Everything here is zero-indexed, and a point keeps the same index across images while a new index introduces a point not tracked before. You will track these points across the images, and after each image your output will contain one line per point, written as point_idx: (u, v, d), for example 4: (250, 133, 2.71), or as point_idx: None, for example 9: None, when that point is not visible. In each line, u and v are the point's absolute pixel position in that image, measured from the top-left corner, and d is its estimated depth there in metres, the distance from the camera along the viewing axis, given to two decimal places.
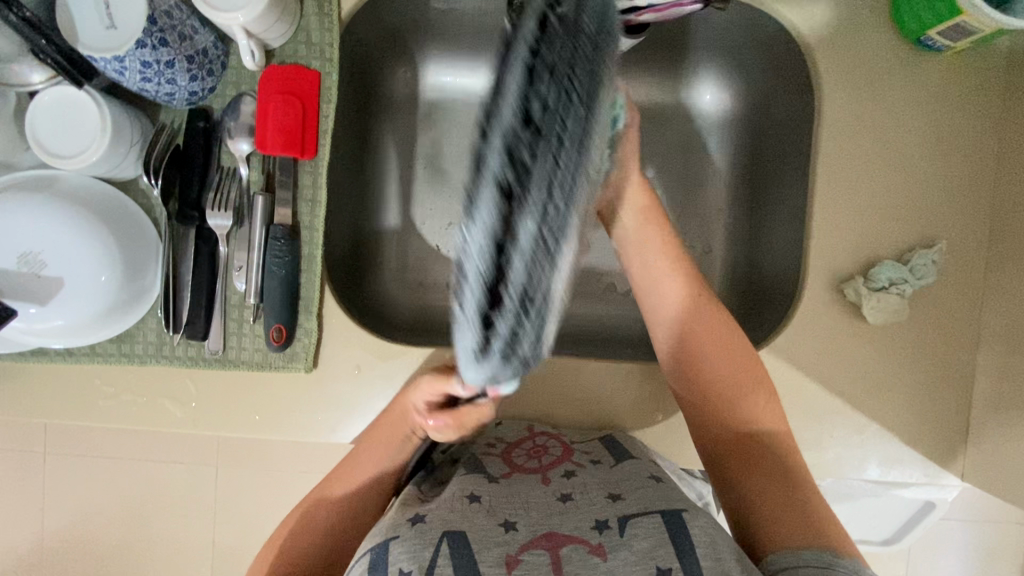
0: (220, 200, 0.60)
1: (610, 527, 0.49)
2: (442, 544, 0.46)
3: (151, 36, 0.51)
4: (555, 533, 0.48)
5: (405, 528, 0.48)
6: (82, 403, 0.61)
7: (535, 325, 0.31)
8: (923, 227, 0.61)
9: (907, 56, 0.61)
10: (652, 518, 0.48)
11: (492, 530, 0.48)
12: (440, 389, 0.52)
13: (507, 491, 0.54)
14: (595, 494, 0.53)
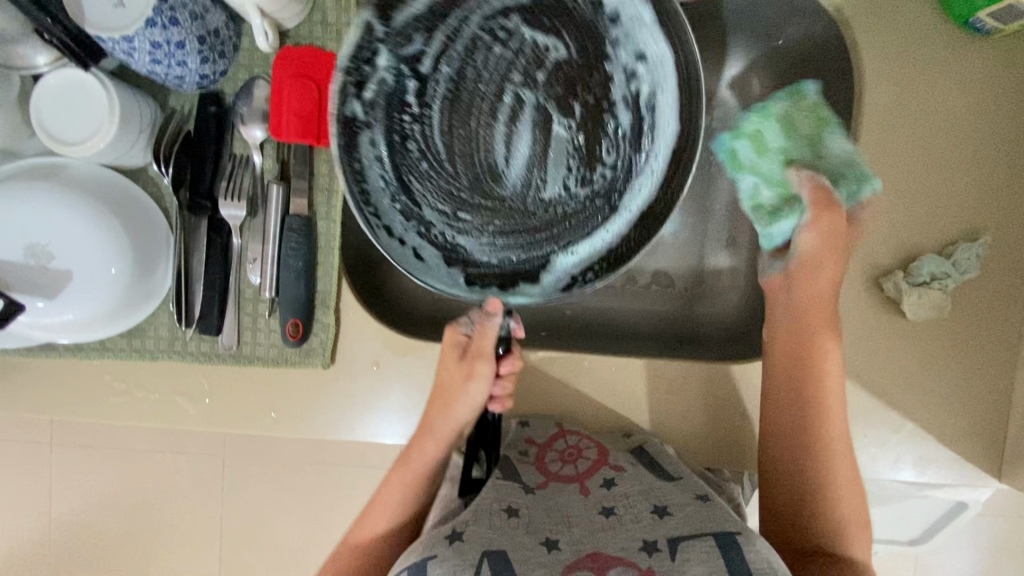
0: (233, 189, 0.57)
1: (659, 551, 0.47)
2: (482, 566, 0.45)
3: (162, 15, 0.48)
4: (600, 553, 0.47)
5: (442, 548, 0.47)
6: (92, 399, 0.60)
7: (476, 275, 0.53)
8: (966, 220, 0.58)
9: (953, 38, 0.58)
10: (704, 542, 0.47)
11: (535, 550, 0.48)
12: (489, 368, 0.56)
13: (545, 505, 0.54)
14: (641, 509, 0.52)
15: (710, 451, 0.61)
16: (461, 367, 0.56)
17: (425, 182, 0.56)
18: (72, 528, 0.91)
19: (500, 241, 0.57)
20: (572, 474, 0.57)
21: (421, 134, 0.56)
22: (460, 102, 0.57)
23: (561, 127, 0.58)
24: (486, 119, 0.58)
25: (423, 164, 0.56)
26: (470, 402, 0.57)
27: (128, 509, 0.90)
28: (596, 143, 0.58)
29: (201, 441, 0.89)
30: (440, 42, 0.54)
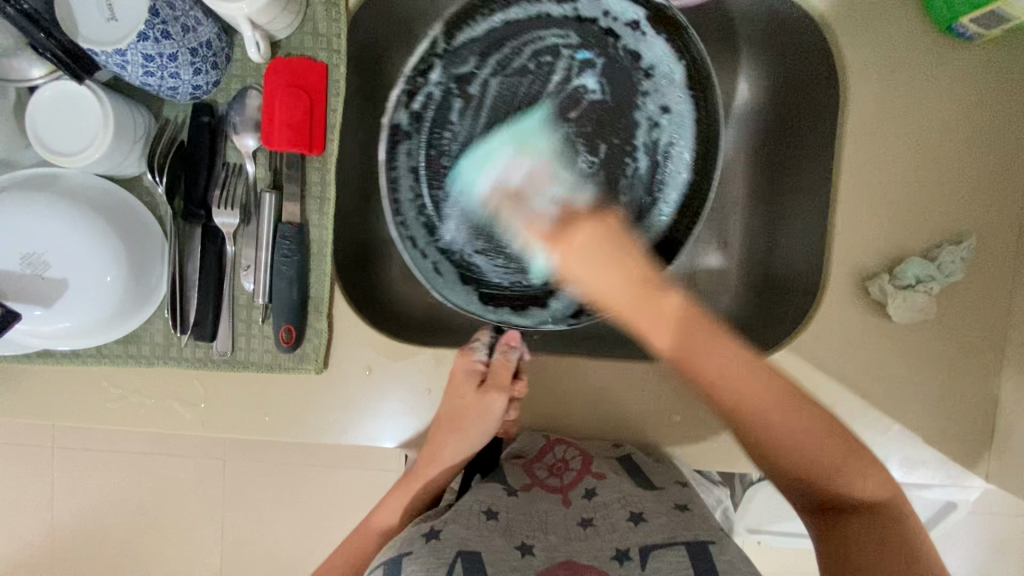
0: (227, 199, 0.59)
1: (630, 559, 0.51)
2: (456, 566, 0.49)
3: (153, 28, 0.49)
4: (574, 561, 0.51)
5: (419, 545, 0.50)
6: (88, 405, 0.60)
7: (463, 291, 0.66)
8: (950, 222, 0.59)
9: (937, 43, 0.59)
10: (677, 551, 0.50)
11: (509, 554, 0.51)
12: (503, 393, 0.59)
13: (526, 508, 0.56)
14: (617, 517, 0.54)
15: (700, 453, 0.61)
16: (479, 400, 0.59)
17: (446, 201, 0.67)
18: (73, 530, 0.92)
19: (511, 264, 0.67)
20: (557, 485, 0.58)
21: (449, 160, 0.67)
22: (492, 137, 0.67)
23: (584, 163, 0.67)
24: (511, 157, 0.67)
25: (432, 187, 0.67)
26: (480, 431, 0.59)
27: (129, 510, 0.92)
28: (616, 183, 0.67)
29: (200, 443, 0.90)
30: (493, 93, 0.66)
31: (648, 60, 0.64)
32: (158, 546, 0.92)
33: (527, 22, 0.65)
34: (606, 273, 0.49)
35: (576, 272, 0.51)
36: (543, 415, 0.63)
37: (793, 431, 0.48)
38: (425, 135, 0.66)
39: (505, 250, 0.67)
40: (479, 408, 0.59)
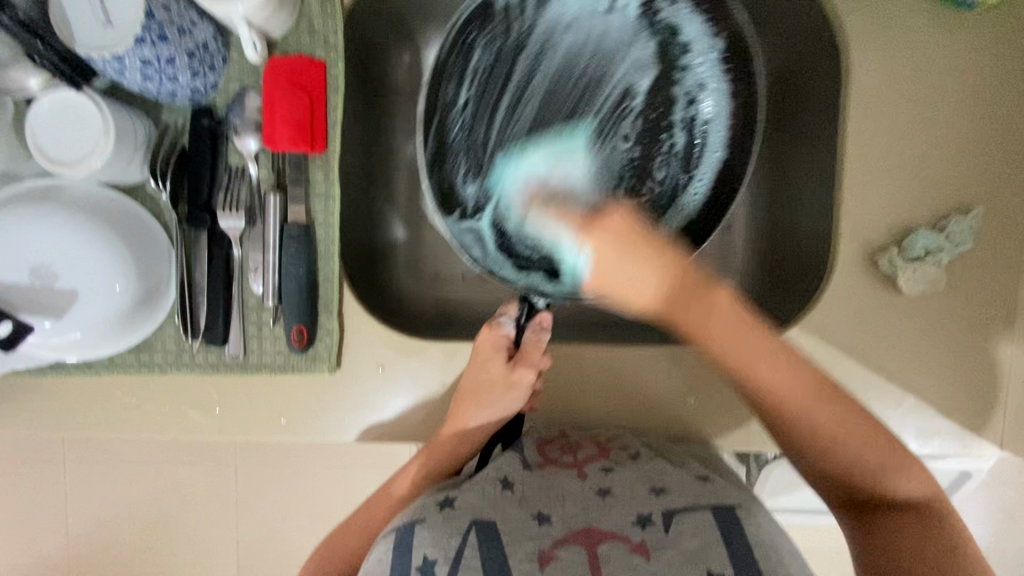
0: (231, 201, 0.58)
1: (653, 523, 0.49)
2: (470, 535, 0.47)
3: (150, 31, 0.49)
4: (594, 529, 0.48)
5: (433, 512, 0.49)
6: (103, 415, 0.60)
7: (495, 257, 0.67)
8: (958, 192, 0.59)
9: (938, 13, 0.59)
10: (702, 516, 0.49)
11: (526, 523, 0.48)
12: (524, 373, 0.58)
13: (542, 481, 0.53)
14: (638, 488, 0.52)
15: (716, 436, 0.61)
16: (509, 374, 0.58)
17: (490, 170, 0.68)
18: (89, 542, 0.93)
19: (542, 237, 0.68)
20: (572, 462, 0.56)
21: (490, 128, 0.67)
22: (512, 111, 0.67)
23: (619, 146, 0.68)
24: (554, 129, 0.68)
25: (474, 157, 0.68)
26: (502, 408, 0.59)
27: (145, 519, 0.92)
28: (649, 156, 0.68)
29: (211, 450, 0.90)
30: (541, 67, 0.66)
31: (687, 37, 0.63)
32: (176, 552, 0.93)
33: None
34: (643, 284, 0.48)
35: (602, 255, 0.49)
36: (557, 404, 0.63)
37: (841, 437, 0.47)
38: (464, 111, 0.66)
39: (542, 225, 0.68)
40: (506, 382, 0.58)
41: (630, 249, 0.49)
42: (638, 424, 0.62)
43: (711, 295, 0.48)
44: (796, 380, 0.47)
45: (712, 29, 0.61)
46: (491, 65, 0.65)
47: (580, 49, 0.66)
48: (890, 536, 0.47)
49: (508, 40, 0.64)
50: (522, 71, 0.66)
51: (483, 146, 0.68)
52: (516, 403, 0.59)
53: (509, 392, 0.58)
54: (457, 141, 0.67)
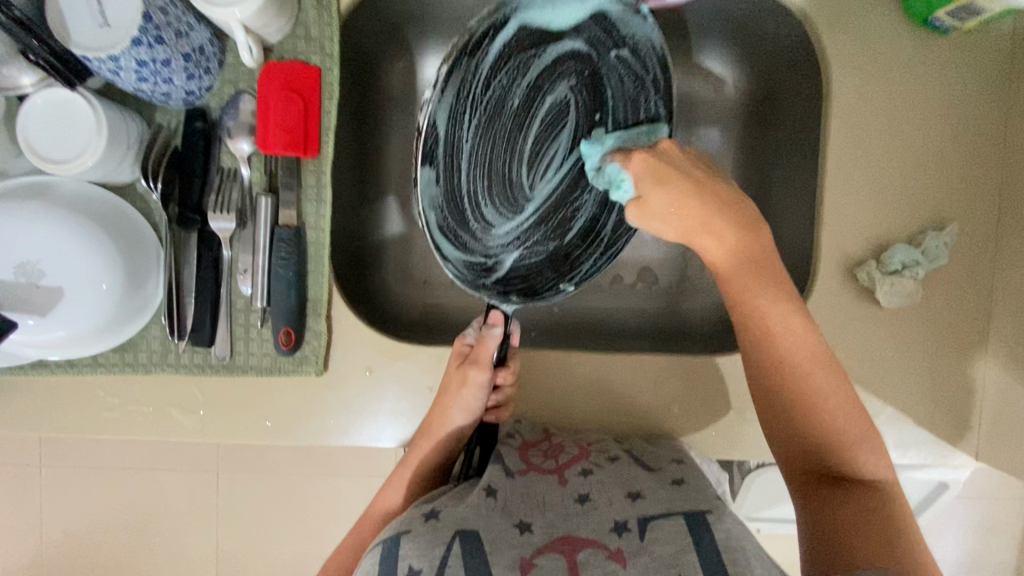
0: (221, 203, 0.58)
1: (629, 530, 0.49)
2: (453, 545, 0.47)
3: (147, 34, 0.49)
4: (572, 536, 0.49)
5: (418, 524, 0.49)
6: (85, 415, 0.60)
7: (449, 256, 0.59)
8: (933, 210, 0.61)
9: (914, 37, 0.61)
10: (675, 522, 0.49)
11: (508, 531, 0.49)
12: (480, 376, 0.57)
13: (523, 489, 0.54)
14: (614, 493, 0.53)
15: (698, 444, 0.62)
16: (457, 371, 0.58)
17: (453, 183, 0.59)
18: (61, 549, 0.91)
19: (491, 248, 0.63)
20: (553, 467, 0.57)
21: (467, 137, 0.59)
22: (481, 120, 0.60)
23: (554, 162, 0.64)
24: (507, 142, 0.63)
25: (451, 164, 0.58)
26: (467, 407, 0.58)
27: (122, 525, 0.90)
28: (576, 178, 0.64)
29: (191, 456, 0.89)
30: (500, 86, 0.59)
31: (633, 44, 0.59)
32: (152, 561, 0.91)
33: (517, 26, 0.57)
34: (670, 190, 0.48)
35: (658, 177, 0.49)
36: (544, 411, 0.64)
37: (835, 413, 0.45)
38: (470, 113, 0.58)
39: (476, 227, 0.62)
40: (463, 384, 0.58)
41: (672, 173, 0.49)
42: (623, 431, 0.63)
43: (740, 206, 0.48)
44: (784, 337, 0.45)
45: (650, 49, 0.58)
46: (474, 72, 0.56)
47: (529, 75, 0.61)
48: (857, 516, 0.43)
49: (484, 65, 0.57)
50: (498, 88, 0.59)
51: (458, 161, 0.59)
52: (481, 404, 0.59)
53: (474, 393, 0.58)
54: (440, 144, 0.56)
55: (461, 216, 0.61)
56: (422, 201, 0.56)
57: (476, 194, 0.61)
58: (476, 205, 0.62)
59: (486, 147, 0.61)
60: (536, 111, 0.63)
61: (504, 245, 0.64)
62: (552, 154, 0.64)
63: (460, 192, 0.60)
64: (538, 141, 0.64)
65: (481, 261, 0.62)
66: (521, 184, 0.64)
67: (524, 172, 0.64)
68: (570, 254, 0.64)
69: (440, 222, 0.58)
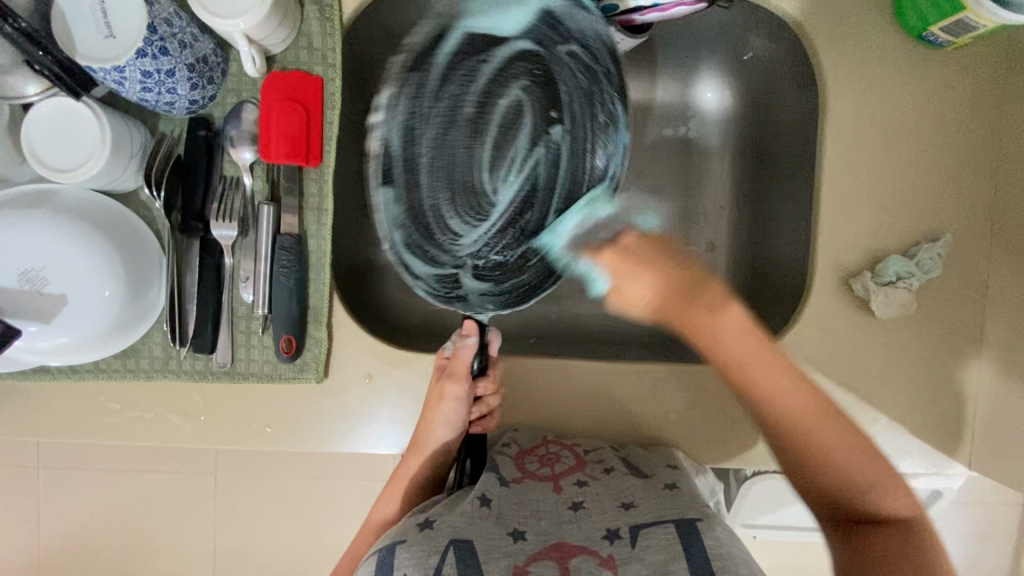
0: (226, 210, 0.59)
1: (620, 538, 0.51)
2: (448, 554, 0.48)
3: (151, 45, 0.49)
4: (566, 543, 0.50)
5: (413, 533, 0.51)
6: (87, 421, 0.60)
7: (406, 267, 0.62)
8: (928, 221, 0.61)
9: (908, 51, 0.62)
10: (665, 529, 0.50)
11: (501, 540, 0.50)
12: (456, 391, 0.59)
13: (519, 497, 0.55)
14: (607, 502, 0.55)
15: (694, 452, 0.63)
16: (434, 387, 0.61)
17: (416, 192, 0.60)
18: (61, 553, 0.91)
19: (454, 255, 0.64)
20: (549, 475, 0.58)
21: (425, 149, 0.60)
22: (435, 129, 0.60)
23: (511, 166, 0.65)
24: (467, 152, 0.63)
25: (410, 176, 0.59)
26: (446, 421, 0.60)
27: (121, 529, 0.90)
28: (534, 177, 0.65)
29: (191, 460, 0.89)
30: (453, 94, 0.60)
31: (585, 39, 0.58)
32: (151, 564, 0.91)
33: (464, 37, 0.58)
34: (641, 288, 0.45)
35: (618, 268, 0.47)
36: (543, 420, 0.64)
37: (844, 456, 0.47)
38: (423, 124, 0.59)
39: (437, 237, 0.63)
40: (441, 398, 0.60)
41: (640, 266, 0.46)
42: (621, 438, 0.63)
43: (722, 313, 0.45)
44: (783, 397, 0.46)
45: (598, 43, 0.58)
46: (422, 87, 0.57)
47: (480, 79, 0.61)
48: (885, 549, 0.45)
49: (433, 76, 0.58)
50: (449, 98, 0.60)
51: (415, 172, 0.60)
52: (461, 416, 0.61)
53: (453, 407, 0.60)
54: (399, 157, 0.57)
55: (426, 230, 0.62)
56: (385, 218, 0.58)
57: (437, 204, 0.62)
58: (439, 215, 0.63)
59: (443, 158, 0.62)
60: (491, 117, 0.64)
61: (473, 253, 0.65)
62: (512, 156, 0.65)
63: (419, 203, 0.61)
64: (497, 144, 0.65)
65: (450, 271, 0.63)
66: (484, 190, 0.65)
67: (487, 177, 0.65)
68: (525, 262, 0.64)
69: (399, 238, 0.60)
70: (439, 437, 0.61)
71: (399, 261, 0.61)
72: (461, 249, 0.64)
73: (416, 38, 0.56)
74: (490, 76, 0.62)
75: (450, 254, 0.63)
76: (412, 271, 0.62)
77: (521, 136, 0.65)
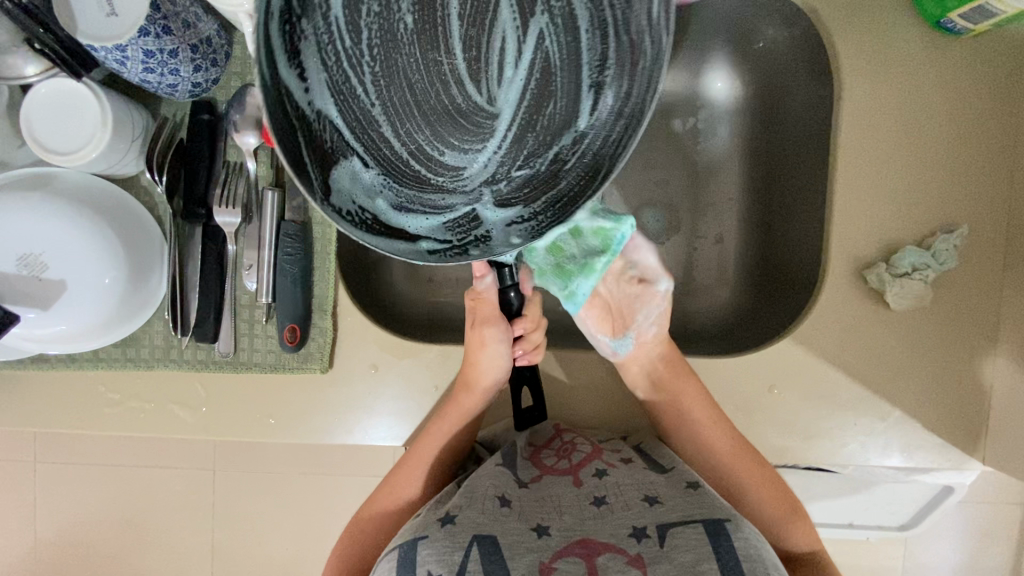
0: (227, 197, 0.57)
1: (648, 537, 0.49)
2: (472, 549, 0.47)
3: (154, 24, 0.48)
4: (590, 540, 0.48)
5: (434, 529, 0.49)
6: (85, 410, 0.59)
7: (393, 234, 0.44)
8: (943, 213, 0.60)
9: (925, 39, 0.61)
10: (694, 529, 0.48)
11: (524, 535, 0.49)
12: (489, 328, 0.58)
13: (538, 495, 0.54)
14: (631, 497, 0.53)
15: None
16: (474, 334, 0.59)
17: (378, 145, 0.44)
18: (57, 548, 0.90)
19: (439, 203, 0.45)
20: (567, 467, 0.56)
21: (366, 79, 0.42)
22: (374, 53, 0.42)
23: (505, 70, 0.46)
24: (422, 60, 0.44)
25: (364, 124, 0.43)
26: (489, 364, 0.58)
27: (119, 524, 0.89)
28: (549, 76, 0.45)
29: (190, 455, 0.88)
30: None
31: None
32: (149, 560, 0.90)
33: None
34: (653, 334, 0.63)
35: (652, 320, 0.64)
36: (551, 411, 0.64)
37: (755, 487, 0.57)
38: (353, 41, 0.41)
39: (411, 181, 0.45)
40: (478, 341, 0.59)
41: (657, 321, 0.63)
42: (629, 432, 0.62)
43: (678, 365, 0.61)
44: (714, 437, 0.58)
45: None
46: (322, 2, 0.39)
47: None
48: None
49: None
50: (375, 6, 0.41)
51: (376, 124, 0.43)
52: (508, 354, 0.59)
53: (495, 344, 0.58)
54: (340, 123, 0.42)
55: (414, 180, 0.45)
56: (354, 194, 0.43)
57: (410, 146, 0.45)
58: (428, 159, 0.45)
59: (398, 82, 0.43)
60: (443, 3, 0.43)
61: (486, 180, 0.46)
62: (496, 46, 0.45)
63: (391, 155, 0.44)
64: (466, 37, 0.44)
65: (461, 209, 0.46)
66: (475, 102, 0.46)
67: (472, 84, 0.46)
68: (559, 169, 0.45)
69: (387, 204, 0.44)
70: (489, 380, 0.59)
71: (393, 229, 0.44)
72: (468, 179, 0.46)
73: None
74: None
75: (441, 201, 0.45)
76: (392, 243, 0.43)
77: (502, 13, 0.44)
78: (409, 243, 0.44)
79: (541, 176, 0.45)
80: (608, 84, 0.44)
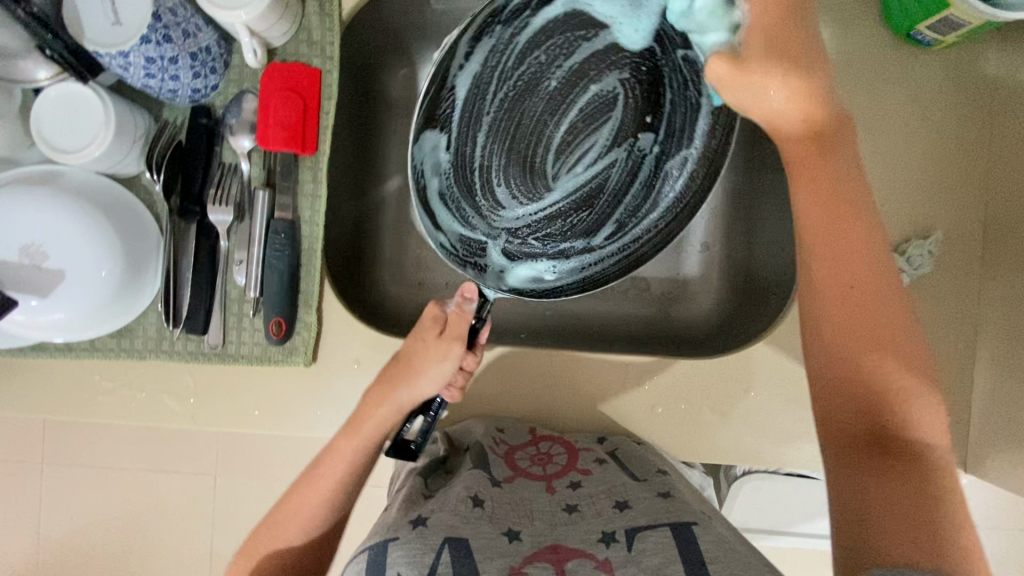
0: (221, 196, 0.61)
1: (617, 541, 0.49)
2: (442, 552, 0.47)
3: (156, 32, 0.52)
4: (561, 546, 0.49)
5: (406, 531, 0.49)
6: (79, 399, 0.61)
7: (449, 222, 0.60)
8: (919, 219, 0.61)
9: (897, 50, 0.62)
10: (661, 532, 0.48)
11: (496, 540, 0.49)
12: (450, 351, 0.55)
13: (510, 498, 0.55)
14: (603, 505, 0.54)
15: (681, 445, 0.62)
16: (433, 343, 0.55)
17: (465, 156, 0.63)
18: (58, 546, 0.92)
19: (472, 223, 0.63)
20: (540, 474, 0.60)
21: (491, 107, 0.63)
22: (507, 114, 0.65)
23: (571, 169, 0.67)
24: (535, 128, 0.67)
25: (468, 128, 0.62)
26: (434, 380, 0.55)
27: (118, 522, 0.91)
28: (594, 195, 0.67)
29: (188, 455, 0.90)
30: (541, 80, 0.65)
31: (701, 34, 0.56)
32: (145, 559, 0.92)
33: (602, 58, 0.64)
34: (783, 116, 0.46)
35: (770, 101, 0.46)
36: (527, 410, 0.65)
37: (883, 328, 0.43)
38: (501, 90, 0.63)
39: (473, 196, 0.64)
40: (438, 356, 0.55)
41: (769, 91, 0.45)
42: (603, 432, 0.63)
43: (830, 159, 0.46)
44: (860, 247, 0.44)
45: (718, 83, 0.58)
46: (508, 47, 0.60)
47: (578, 68, 0.65)
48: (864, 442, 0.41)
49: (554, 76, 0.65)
50: (534, 65, 0.63)
51: (475, 152, 0.64)
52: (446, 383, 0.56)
53: (445, 370, 0.55)
54: (457, 112, 0.61)
55: (469, 187, 0.64)
56: (425, 160, 0.59)
57: (483, 172, 0.65)
58: (488, 183, 0.66)
59: (498, 139, 0.66)
60: (577, 98, 0.66)
61: (510, 228, 0.66)
62: (583, 151, 0.67)
63: (472, 178, 0.64)
64: (564, 144, 0.67)
65: (481, 238, 0.63)
66: (546, 172, 0.67)
67: (552, 161, 0.67)
68: (563, 254, 0.65)
69: (447, 212, 0.60)
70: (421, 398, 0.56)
71: (431, 219, 0.57)
72: (502, 218, 0.66)
73: (562, 14, 0.60)
74: (580, 93, 0.66)
75: (481, 229, 0.64)
76: (437, 224, 0.58)
77: (603, 133, 0.66)
78: (442, 231, 0.59)
79: (546, 254, 0.65)
80: (625, 227, 0.64)
